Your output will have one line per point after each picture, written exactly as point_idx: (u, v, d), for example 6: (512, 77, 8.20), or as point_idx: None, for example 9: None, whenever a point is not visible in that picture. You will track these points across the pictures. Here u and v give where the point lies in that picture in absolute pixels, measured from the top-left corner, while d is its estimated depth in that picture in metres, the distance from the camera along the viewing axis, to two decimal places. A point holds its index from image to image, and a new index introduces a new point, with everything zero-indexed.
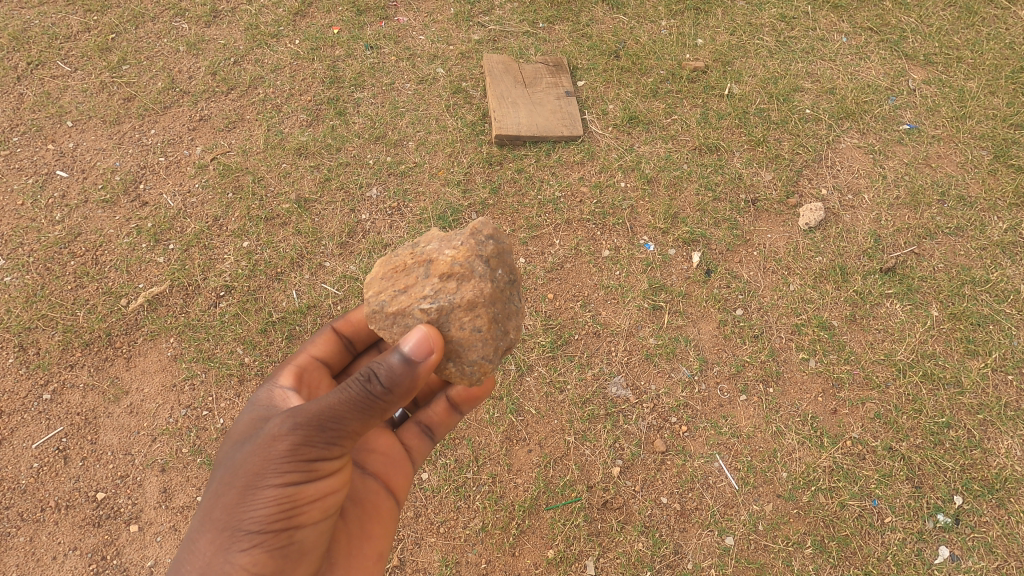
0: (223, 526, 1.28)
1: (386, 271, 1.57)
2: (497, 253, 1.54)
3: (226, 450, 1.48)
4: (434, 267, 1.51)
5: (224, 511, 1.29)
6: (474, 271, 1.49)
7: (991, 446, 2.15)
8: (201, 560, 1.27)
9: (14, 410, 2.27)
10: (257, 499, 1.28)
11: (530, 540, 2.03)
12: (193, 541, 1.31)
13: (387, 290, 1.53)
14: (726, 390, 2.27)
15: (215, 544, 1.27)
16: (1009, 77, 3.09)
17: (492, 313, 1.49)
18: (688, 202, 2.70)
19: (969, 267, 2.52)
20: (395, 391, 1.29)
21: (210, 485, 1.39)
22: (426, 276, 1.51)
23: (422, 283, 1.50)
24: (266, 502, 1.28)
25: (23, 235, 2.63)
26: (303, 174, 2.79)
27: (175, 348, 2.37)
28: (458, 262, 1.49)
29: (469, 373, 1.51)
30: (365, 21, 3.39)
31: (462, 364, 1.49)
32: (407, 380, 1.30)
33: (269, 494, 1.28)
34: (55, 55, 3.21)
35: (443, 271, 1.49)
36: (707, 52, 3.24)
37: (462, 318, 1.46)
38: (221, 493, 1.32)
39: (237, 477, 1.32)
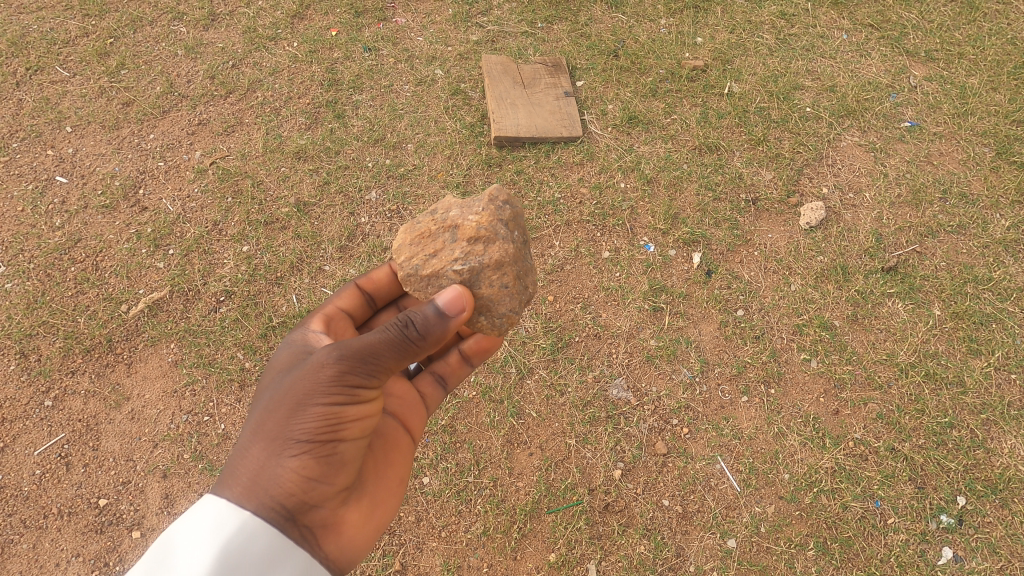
0: (275, 434, 1.30)
1: (411, 237, 1.59)
2: (514, 217, 1.61)
3: (271, 379, 1.49)
4: (459, 232, 1.56)
5: (275, 422, 1.31)
6: (498, 234, 1.55)
7: (995, 446, 2.14)
8: (254, 464, 1.29)
9: (16, 417, 2.27)
10: (307, 412, 1.29)
11: (531, 544, 2.03)
12: (243, 449, 1.32)
13: (418, 256, 1.56)
14: (728, 391, 2.26)
15: (268, 450, 1.30)
16: (1011, 73, 3.06)
17: (517, 270, 1.56)
18: (688, 203, 2.69)
19: (971, 265, 2.51)
20: (429, 336, 1.34)
21: (260, 403, 1.40)
22: (453, 241, 1.55)
23: (451, 247, 1.54)
24: (314, 416, 1.28)
25: (24, 241, 2.64)
26: (302, 177, 2.79)
27: (176, 354, 2.37)
28: (483, 226, 1.54)
29: (499, 326, 1.58)
30: (363, 23, 3.38)
31: (492, 317, 1.56)
32: (439, 330, 1.35)
33: (317, 409, 1.29)
34: (54, 61, 3.21)
35: (471, 235, 1.54)
36: (707, 50, 3.23)
37: (491, 277, 1.52)
38: (270, 408, 1.33)
39: (287, 392, 1.32)
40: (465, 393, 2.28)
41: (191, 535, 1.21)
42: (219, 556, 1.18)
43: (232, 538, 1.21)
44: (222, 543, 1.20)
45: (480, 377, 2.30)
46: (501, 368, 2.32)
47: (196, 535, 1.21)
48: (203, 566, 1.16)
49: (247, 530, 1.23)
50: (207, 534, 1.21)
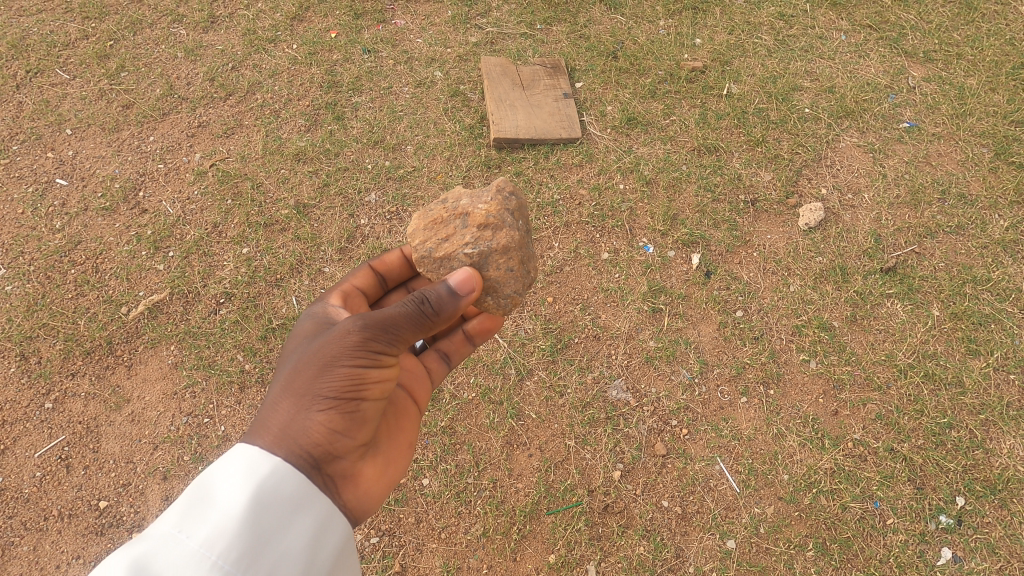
0: (304, 390, 1.32)
1: (426, 222, 1.63)
2: (519, 208, 1.66)
3: (292, 347, 1.52)
4: (470, 218, 1.59)
5: (304, 378, 1.33)
6: (506, 220, 1.59)
7: (994, 447, 2.14)
8: (282, 418, 1.30)
9: (16, 420, 2.28)
10: (335, 369, 1.32)
11: (531, 545, 2.03)
12: (271, 406, 1.34)
13: (431, 239, 1.60)
14: (727, 392, 2.27)
15: (297, 405, 1.31)
16: (1010, 74, 3.07)
17: (522, 255, 1.60)
18: (687, 204, 2.70)
19: (970, 266, 2.51)
20: (442, 313, 1.42)
21: (283, 367, 1.42)
22: (464, 226, 1.59)
23: (462, 232, 1.58)
24: (341, 374, 1.32)
25: (24, 244, 2.64)
26: (302, 179, 2.79)
27: (176, 356, 2.38)
28: (492, 214, 1.58)
29: (505, 306, 1.63)
30: (362, 24, 3.38)
31: (499, 297, 1.61)
32: (452, 308, 1.44)
33: (345, 368, 1.33)
34: (54, 63, 3.22)
35: (481, 222, 1.58)
36: (705, 51, 3.23)
37: (499, 261, 1.56)
38: (298, 368, 1.36)
39: (314, 353, 1.35)
40: (465, 394, 2.28)
41: (223, 478, 1.19)
42: (254, 495, 1.16)
43: (266, 481, 1.20)
44: (255, 484, 1.18)
45: (479, 379, 2.31)
46: (501, 369, 2.32)
47: (228, 476, 1.19)
48: (238, 502, 1.14)
49: (278, 476, 1.22)
50: (239, 476, 1.19)
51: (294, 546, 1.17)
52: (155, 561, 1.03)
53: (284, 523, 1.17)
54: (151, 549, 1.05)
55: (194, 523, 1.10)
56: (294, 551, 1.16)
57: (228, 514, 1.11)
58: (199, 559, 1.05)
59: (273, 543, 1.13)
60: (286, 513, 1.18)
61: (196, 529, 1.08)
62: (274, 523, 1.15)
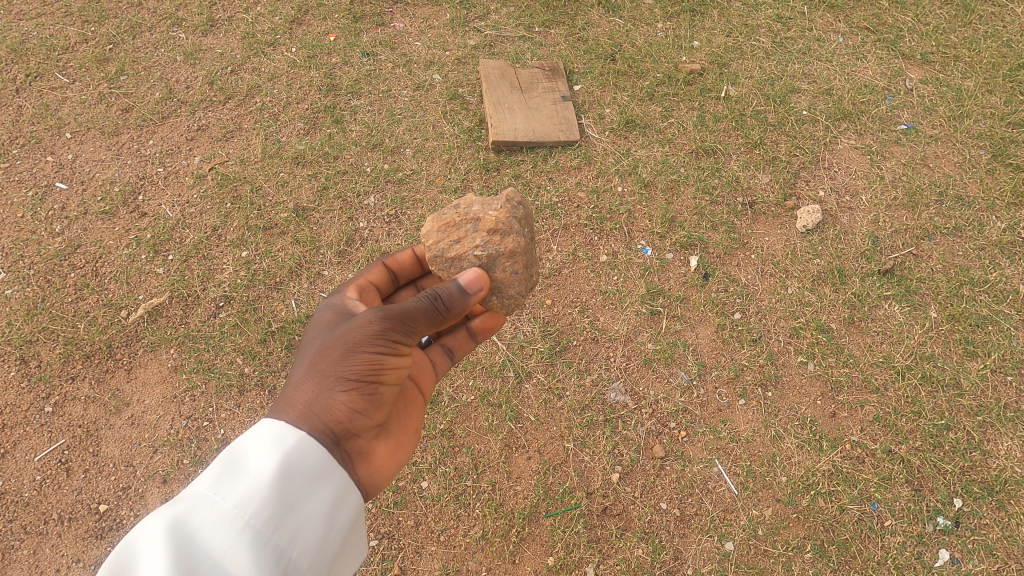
0: (327, 371, 1.36)
1: (439, 225, 1.67)
2: (526, 216, 1.71)
3: (312, 335, 1.54)
4: (481, 223, 1.65)
5: (327, 360, 1.37)
6: (515, 227, 1.65)
7: (991, 448, 2.15)
8: (305, 396, 1.33)
9: (16, 423, 2.28)
10: (358, 353, 1.37)
11: (530, 548, 2.03)
12: (294, 386, 1.37)
13: (443, 241, 1.64)
14: (725, 395, 2.27)
15: (320, 385, 1.34)
16: (1007, 76, 3.07)
17: (527, 260, 1.67)
18: (685, 206, 2.70)
19: (967, 267, 2.52)
20: (453, 309, 1.48)
21: (306, 353, 1.46)
22: (475, 231, 1.64)
23: (472, 236, 1.63)
24: (363, 358, 1.37)
25: (24, 247, 2.65)
26: (301, 183, 2.80)
27: (175, 360, 2.38)
28: (501, 220, 1.63)
29: (509, 308, 1.69)
30: (361, 28, 3.39)
31: (503, 297, 1.66)
32: (462, 306, 1.49)
33: (367, 353, 1.37)
34: (54, 67, 3.23)
35: (491, 227, 1.63)
36: (703, 54, 3.24)
37: (506, 263, 1.62)
38: (323, 352, 1.40)
39: (338, 338, 1.40)
40: (465, 396, 2.29)
41: (253, 445, 1.19)
42: (283, 462, 1.16)
43: (292, 452, 1.19)
44: (283, 452, 1.18)
45: (478, 382, 2.31)
46: (499, 372, 2.33)
47: (257, 444, 1.19)
48: (267, 468, 1.14)
49: (304, 446, 1.21)
50: (268, 445, 1.19)
51: (318, 514, 1.16)
52: (191, 519, 1.05)
53: (309, 491, 1.16)
54: (187, 507, 1.06)
55: (226, 485, 1.10)
56: (318, 520, 1.15)
57: (257, 479, 1.11)
58: (231, 519, 1.05)
59: (298, 510, 1.13)
60: (311, 482, 1.18)
61: (228, 491, 1.09)
62: (299, 491, 1.15)
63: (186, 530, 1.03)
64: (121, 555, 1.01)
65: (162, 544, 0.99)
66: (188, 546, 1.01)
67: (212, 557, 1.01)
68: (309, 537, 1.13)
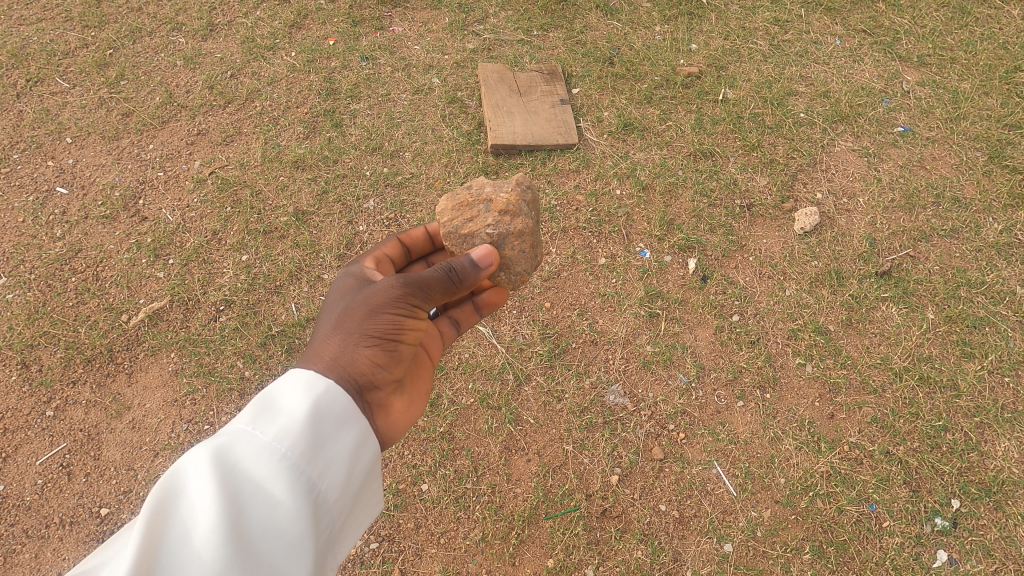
0: (352, 329, 1.41)
1: (453, 204, 1.77)
2: (533, 200, 1.82)
3: (333, 299, 1.58)
4: (492, 204, 1.75)
5: (352, 319, 1.42)
6: (524, 208, 1.76)
7: (989, 449, 2.16)
8: (331, 349, 1.37)
9: (17, 427, 2.29)
10: (381, 314, 1.43)
11: (530, 550, 2.04)
12: (320, 342, 1.41)
13: (456, 219, 1.75)
14: (724, 397, 2.28)
15: (345, 340, 1.39)
16: (1003, 78, 3.09)
17: (533, 240, 1.78)
18: (683, 209, 2.71)
19: (964, 269, 2.53)
20: (466, 281, 1.56)
21: (328, 315, 1.50)
22: (487, 211, 1.74)
23: (484, 216, 1.73)
24: (385, 318, 1.43)
25: (25, 252, 2.66)
26: (301, 187, 2.81)
27: (176, 364, 2.39)
28: (512, 202, 1.74)
29: (515, 283, 1.80)
30: (360, 32, 3.41)
31: (511, 274, 1.77)
32: (474, 278, 1.58)
33: (390, 314, 1.44)
34: (54, 72, 3.24)
35: (502, 208, 1.74)
36: (701, 57, 3.26)
37: (514, 242, 1.73)
38: (348, 312, 1.45)
39: (361, 300, 1.46)
40: (464, 399, 2.30)
41: (286, 386, 1.19)
42: (314, 403, 1.16)
43: (322, 395, 1.18)
44: (314, 394, 1.18)
45: (477, 385, 2.33)
46: (498, 375, 2.34)
47: (289, 388, 1.19)
48: (300, 408, 1.14)
49: (333, 391, 1.21)
50: (299, 387, 1.19)
51: (347, 454, 1.16)
52: (231, 450, 1.05)
53: (339, 432, 1.16)
54: (227, 439, 1.07)
55: (263, 422, 1.10)
56: (346, 459, 1.15)
57: (292, 417, 1.11)
58: (269, 451, 1.05)
59: (329, 447, 1.13)
60: (341, 423, 1.17)
61: (266, 427, 1.09)
62: (331, 430, 1.15)
63: (227, 460, 1.04)
64: (167, 482, 1.02)
65: (206, 473, 1.01)
66: (230, 475, 1.02)
67: (252, 485, 1.03)
68: (338, 475, 1.13)
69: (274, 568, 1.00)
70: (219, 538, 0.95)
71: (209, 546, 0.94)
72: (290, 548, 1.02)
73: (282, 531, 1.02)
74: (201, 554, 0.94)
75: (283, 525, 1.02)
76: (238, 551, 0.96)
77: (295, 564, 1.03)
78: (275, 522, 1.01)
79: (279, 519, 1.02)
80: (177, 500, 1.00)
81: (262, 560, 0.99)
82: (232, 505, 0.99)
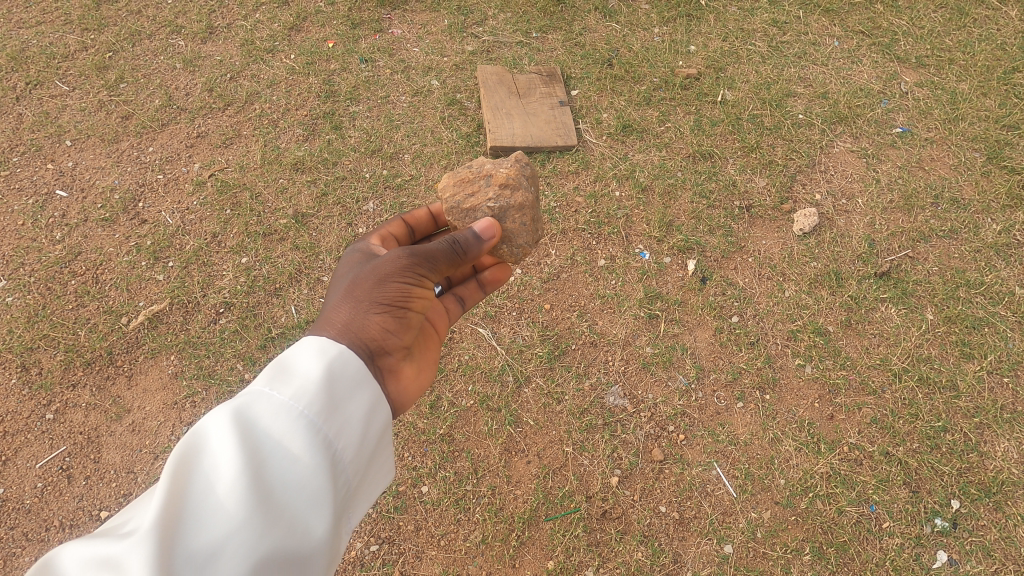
0: (361, 296, 1.42)
1: (454, 180, 1.84)
2: (532, 177, 1.90)
3: (342, 271, 1.60)
4: (492, 178, 1.82)
5: (362, 287, 1.44)
6: (523, 182, 1.83)
7: (988, 450, 2.16)
8: (343, 316, 1.39)
9: (17, 430, 2.29)
10: (389, 282, 1.45)
11: (530, 552, 2.04)
12: (331, 310, 1.42)
13: (458, 194, 1.82)
14: (723, 398, 2.28)
15: (355, 307, 1.41)
16: (1001, 78, 3.09)
17: (533, 215, 1.85)
18: (683, 210, 2.72)
19: (963, 270, 2.53)
20: (470, 253, 1.62)
21: (338, 286, 1.52)
22: (487, 185, 1.81)
23: (486, 190, 1.81)
24: (394, 287, 1.45)
25: (24, 255, 2.66)
26: (300, 189, 2.81)
27: (176, 366, 2.39)
28: (512, 176, 1.82)
29: (517, 256, 1.84)
30: (359, 34, 3.41)
31: (512, 246, 1.82)
32: (477, 250, 1.64)
33: (398, 282, 1.45)
34: (54, 75, 3.24)
35: (502, 181, 1.81)
36: (700, 58, 3.26)
37: (515, 216, 1.79)
38: (357, 281, 1.46)
39: (369, 270, 1.47)
40: (464, 401, 2.30)
41: (301, 350, 1.19)
42: (329, 364, 1.16)
43: (336, 359, 1.18)
44: (328, 356, 1.18)
45: (477, 386, 2.33)
46: (498, 376, 2.34)
47: (303, 351, 1.19)
48: (315, 370, 1.14)
49: (346, 354, 1.21)
50: (313, 350, 1.19)
51: (362, 414, 1.16)
52: (250, 408, 1.05)
53: (354, 393, 1.16)
54: (245, 398, 1.07)
55: (280, 382, 1.10)
56: (361, 420, 1.15)
57: (308, 378, 1.11)
58: (286, 409, 1.06)
59: (345, 407, 1.13)
60: (355, 384, 1.17)
61: (282, 387, 1.09)
62: (345, 392, 1.15)
63: (246, 418, 1.04)
64: (189, 440, 1.03)
65: (227, 430, 1.01)
66: (249, 432, 1.03)
67: (272, 441, 1.03)
68: (353, 436, 1.13)
69: (295, 521, 1.01)
70: (242, 490, 0.96)
71: (232, 498, 0.95)
72: (310, 502, 1.03)
73: (302, 486, 1.02)
74: (225, 505, 0.94)
75: (303, 480, 1.02)
76: (260, 503, 0.97)
77: (315, 518, 1.04)
78: (295, 477, 1.02)
79: (299, 474, 1.02)
80: (199, 456, 1.00)
81: (283, 513, 1.00)
82: (252, 459, 0.99)
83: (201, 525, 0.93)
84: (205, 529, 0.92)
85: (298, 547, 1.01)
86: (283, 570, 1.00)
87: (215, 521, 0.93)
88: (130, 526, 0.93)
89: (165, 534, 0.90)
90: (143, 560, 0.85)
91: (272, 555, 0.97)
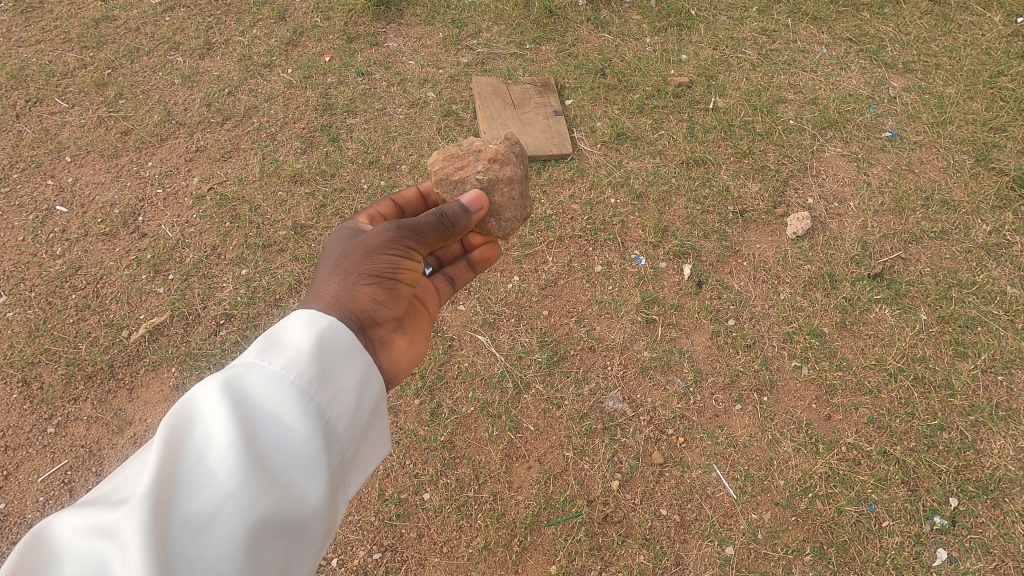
0: (350, 269, 1.45)
1: (445, 155, 1.89)
2: (521, 155, 1.94)
3: (330, 247, 1.62)
4: (482, 154, 1.86)
5: (350, 261, 1.47)
6: (513, 159, 1.87)
7: (985, 448, 2.18)
8: (331, 288, 1.41)
9: (19, 445, 2.29)
10: (377, 255, 1.48)
11: (532, 557, 2.05)
12: (320, 284, 1.45)
13: (448, 167, 1.86)
14: (721, 400, 2.30)
15: (345, 280, 1.43)
16: (987, 82, 3.15)
17: (522, 191, 1.88)
18: (677, 216, 2.75)
19: (955, 270, 2.57)
20: (457, 226, 1.66)
21: (326, 261, 1.55)
22: (476, 160, 1.86)
23: (475, 164, 1.85)
24: (382, 259, 1.48)
25: (25, 270, 2.68)
26: (300, 201, 2.84)
27: (177, 377, 2.41)
28: (500, 151, 1.86)
29: (506, 231, 1.87)
30: (355, 48, 3.46)
31: (501, 221, 1.85)
32: (465, 223, 1.68)
33: (386, 255, 1.49)
34: (53, 92, 3.28)
35: (491, 156, 1.85)
36: (692, 67, 3.31)
37: (504, 189, 1.83)
38: (344, 256, 1.49)
39: (356, 244, 1.51)
40: (464, 408, 2.32)
41: (290, 324, 1.21)
42: (319, 336, 1.18)
43: (325, 330, 1.20)
44: (318, 329, 1.20)
45: (477, 393, 2.34)
46: (498, 383, 2.36)
47: (294, 324, 1.21)
48: (304, 341, 1.16)
49: (336, 327, 1.23)
50: (303, 324, 1.21)
51: (354, 385, 1.18)
52: (239, 379, 1.07)
53: (346, 363, 1.18)
54: (234, 370, 1.09)
55: (271, 354, 1.12)
56: (354, 389, 1.17)
57: (298, 349, 1.14)
58: (277, 379, 1.08)
59: (337, 378, 1.15)
60: (346, 355, 1.19)
61: (273, 358, 1.11)
62: (336, 362, 1.17)
63: (237, 389, 1.06)
64: (180, 412, 1.05)
65: (220, 401, 1.03)
66: (241, 403, 1.04)
67: (265, 411, 1.05)
68: (347, 405, 1.15)
69: (290, 487, 1.02)
70: (234, 457, 0.98)
71: (227, 465, 0.97)
72: (305, 469, 1.05)
73: (296, 453, 1.04)
74: (218, 473, 0.96)
75: (296, 448, 1.04)
76: (255, 468, 0.98)
77: (311, 485, 1.05)
78: (290, 444, 1.04)
79: (294, 442, 1.04)
80: (190, 427, 1.03)
81: (278, 479, 1.01)
82: (244, 426, 1.01)
83: (194, 492, 0.95)
84: (200, 496, 0.94)
85: (295, 514, 1.03)
86: (280, 537, 1.01)
87: (209, 488, 0.95)
88: (126, 495, 0.94)
89: (159, 501, 0.92)
90: (136, 525, 0.88)
91: (268, 522, 0.99)
